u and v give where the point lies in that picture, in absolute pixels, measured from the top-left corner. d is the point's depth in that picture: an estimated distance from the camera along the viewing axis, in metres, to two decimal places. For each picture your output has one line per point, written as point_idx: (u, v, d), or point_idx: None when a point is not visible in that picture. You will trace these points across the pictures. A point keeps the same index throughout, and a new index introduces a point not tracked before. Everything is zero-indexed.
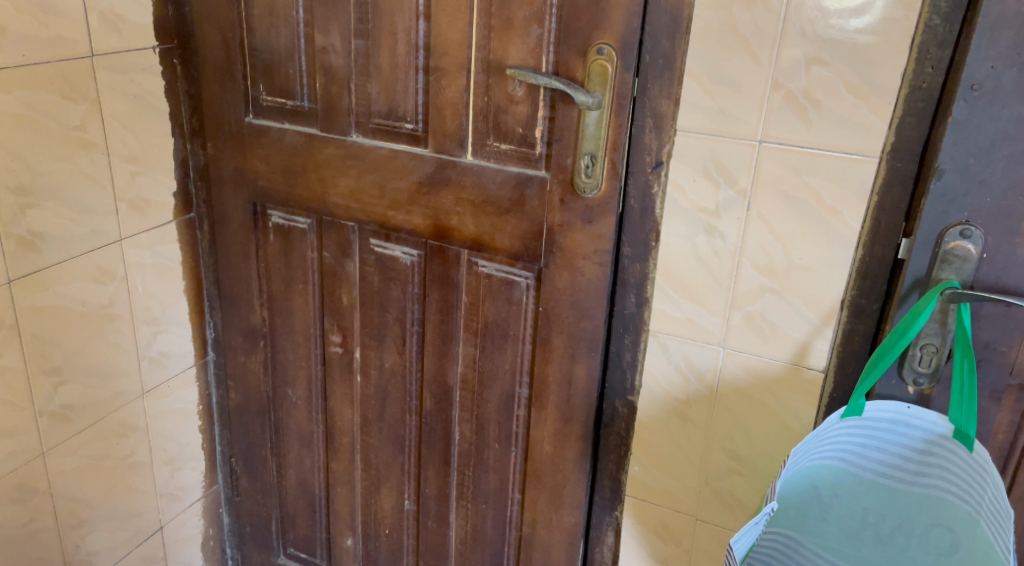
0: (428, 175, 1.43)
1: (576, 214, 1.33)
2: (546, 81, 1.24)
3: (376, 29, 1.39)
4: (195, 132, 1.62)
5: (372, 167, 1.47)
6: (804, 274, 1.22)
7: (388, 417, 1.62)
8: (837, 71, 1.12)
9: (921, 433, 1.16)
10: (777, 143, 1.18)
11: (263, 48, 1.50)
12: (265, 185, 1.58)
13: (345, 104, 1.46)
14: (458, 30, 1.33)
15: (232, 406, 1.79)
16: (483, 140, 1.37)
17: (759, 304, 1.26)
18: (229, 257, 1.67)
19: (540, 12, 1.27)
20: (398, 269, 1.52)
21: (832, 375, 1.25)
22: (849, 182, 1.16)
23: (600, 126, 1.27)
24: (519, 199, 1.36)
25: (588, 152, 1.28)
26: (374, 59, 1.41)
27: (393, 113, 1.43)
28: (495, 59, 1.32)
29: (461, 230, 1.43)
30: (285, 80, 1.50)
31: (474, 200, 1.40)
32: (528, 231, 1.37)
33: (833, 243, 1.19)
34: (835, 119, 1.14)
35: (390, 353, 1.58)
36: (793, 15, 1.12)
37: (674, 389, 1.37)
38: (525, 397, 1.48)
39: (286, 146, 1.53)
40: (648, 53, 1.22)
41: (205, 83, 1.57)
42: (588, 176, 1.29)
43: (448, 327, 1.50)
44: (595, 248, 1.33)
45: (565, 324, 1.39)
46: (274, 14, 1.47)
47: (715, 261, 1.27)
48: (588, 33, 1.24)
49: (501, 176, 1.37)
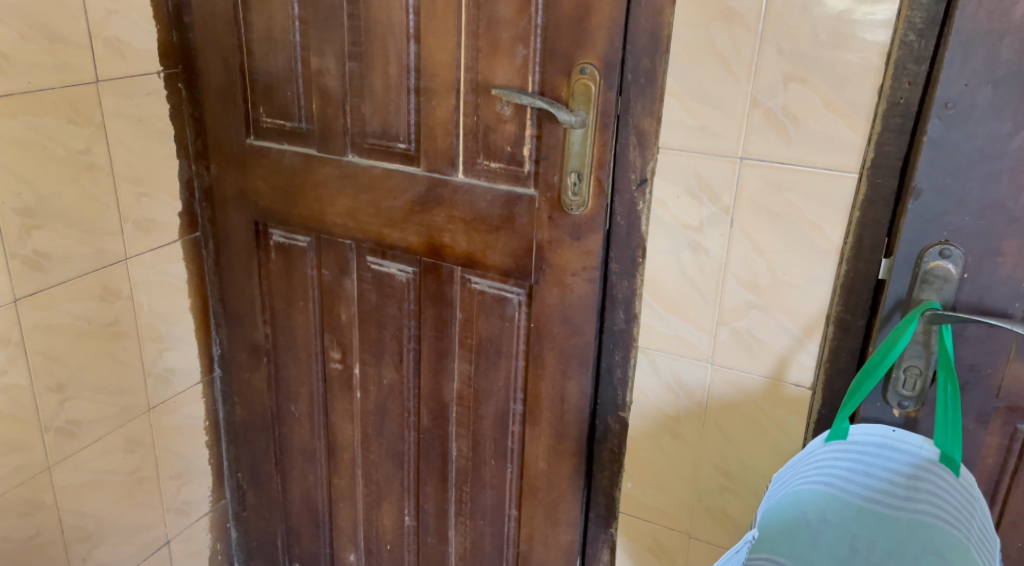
0: (421, 194, 1.45)
1: (565, 231, 1.34)
2: (530, 101, 1.26)
3: (369, 52, 1.42)
4: (199, 154, 1.66)
5: (367, 186, 1.50)
6: (789, 290, 1.21)
7: (388, 433, 1.64)
8: (815, 89, 1.12)
9: (908, 457, 1.12)
10: (758, 160, 1.18)
11: (262, 71, 1.54)
12: (265, 204, 1.61)
13: (340, 125, 1.49)
14: (447, 52, 1.35)
15: (238, 422, 1.81)
16: (474, 159, 1.39)
17: (745, 320, 1.25)
18: (232, 275, 1.70)
19: (525, 33, 1.29)
20: (395, 287, 1.54)
21: (819, 391, 1.23)
22: (829, 198, 1.15)
23: (585, 144, 1.28)
24: (509, 216, 1.38)
25: (574, 170, 1.30)
26: (368, 81, 1.44)
27: (386, 133, 1.46)
28: (483, 80, 1.34)
29: (453, 248, 1.45)
30: (284, 102, 1.54)
31: (466, 218, 1.42)
32: (519, 248, 1.39)
33: (816, 259, 1.18)
34: (815, 135, 1.14)
35: (387, 369, 1.60)
36: (770, 33, 1.13)
37: (663, 405, 1.36)
38: (519, 413, 1.49)
39: (286, 167, 1.57)
40: (630, 72, 1.24)
41: (208, 107, 1.61)
42: (575, 194, 1.31)
43: (443, 343, 1.52)
44: (584, 265, 1.34)
45: (556, 340, 1.40)
46: (273, 39, 1.50)
47: (701, 277, 1.27)
48: (571, 53, 1.25)
49: (491, 194, 1.39)
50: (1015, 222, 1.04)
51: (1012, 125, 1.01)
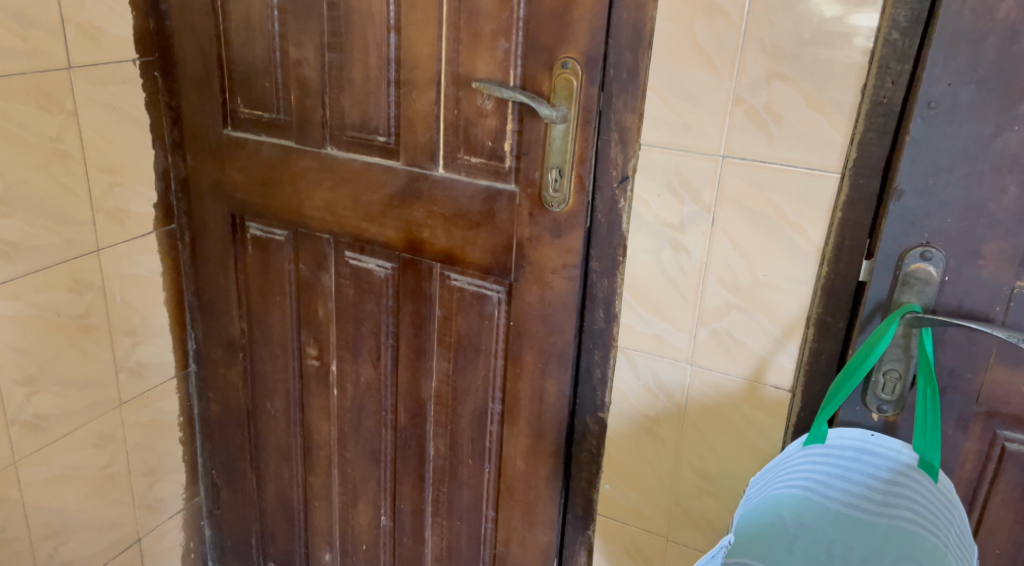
0: (401, 188, 1.43)
1: (545, 228, 1.32)
2: (511, 95, 1.25)
3: (348, 43, 1.40)
4: (175, 144, 1.63)
5: (346, 179, 1.48)
6: (768, 290, 1.18)
7: (364, 430, 1.62)
8: (798, 86, 1.10)
9: (886, 462, 1.11)
10: (739, 159, 1.16)
11: (241, 61, 1.51)
12: (243, 197, 1.59)
13: (319, 116, 1.47)
14: (427, 43, 1.33)
15: (213, 418, 1.79)
16: (454, 153, 1.37)
17: (725, 321, 1.23)
18: (209, 269, 1.68)
19: (506, 26, 1.26)
20: (373, 283, 1.52)
21: (798, 394, 1.21)
22: (810, 197, 1.13)
23: (566, 140, 1.26)
24: (489, 213, 1.37)
25: (555, 166, 1.28)
26: (347, 73, 1.42)
27: (366, 126, 1.44)
28: (464, 73, 1.32)
29: (433, 243, 1.43)
30: (262, 93, 1.51)
31: (445, 213, 1.40)
32: (498, 244, 1.37)
33: (796, 260, 1.16)
34: (797, 134, 1.12)
35: (365, 367, 1.58)
36: (753, 29, 1.11)
37: (642, 406, 1.33)
38: (497, 412, 1.47)
39: (263, 158, 1.54)
40: (613, 67, 1.22)
41: (184, 96, 1.58)
42: (556, 191, 1.29)
43: (421, 340, 1.50)
44: (564, 263, 1.32)
45: (535, 339, 1.39)
46: (251, 28, 1.48)
47: (681, 277, 1.24)
48: (552, 47, 1.23)
49: (472, 190, 1.37)
50: (996, 225, 1.02)
51: (993, 127, 0.99)
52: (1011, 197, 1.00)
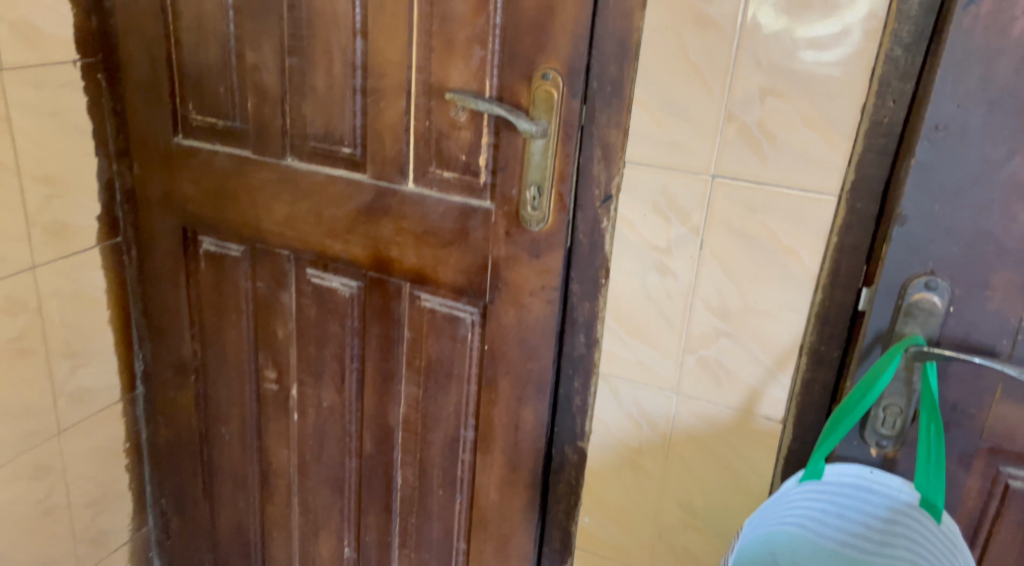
0: (367, 204, 1.35)
1: (523, 248, 1.25)
2: (488, 107, 1.17)
3: (310, 47, 1.30)
4: (120, 152, 1.54)
5: (307, 193, 1.39)
6: (760, 318, 1.11)
7: (327, 458, 1.53)
8: (793, 104, 1.03)
9: (886, 500, 1.05)
10: (730, 178, 1.09)
11: (192, 65, 1.41)
12: (195, 210, 1.50)
13: (278, 125, 1.37)
14: (397, 50, 1.24)
15: (163, 444, 1.69)
16: (425, 167, 1.29)
17: (713, 349, 1.16)
18: (159, 285, 1.59)
19: (482, 33, 1.18)
20: (337, 303, 1.44)
21: (790, 426, 1.14)
22: (804, 220, 1.06)
23: (546, 156, 1.18)
24: (462, 231, 1.29)
25: (534, 183, 1.20)
26: (309, 80, 1.32)
27: (329, 136, 1.34)
28: (436, 82, 1.24)
29: (402, 262, 1.36)
30: (216, 99, 1.41)
31: (415, 230, 1.32)
32: (472, 264, 1.30)
33: (790, 286, 1.09)
34: (792, 155, 1.05)
35: (327, 392, 1.50)
36: (746, 42, 1.03)
37: (624, 436, 1.26)
38: (470, 440, 1.40)
39: (217, 169, 1.45)
40: (596, 79, 1.14)
41: (130, 101, 1.48)
42: (534, 209, 1.21)
43: (389, 365, 1.43)
44: (543, 284, 1.25)
45: (511, 364, 1.31)
46: (203, 29, 1.38)
47: (668, 302, 1.17)
48: (531, 56, 1.16)
49: (444, 206, 1.29)
50: (1005, 254, 0.96)
51: (1005, 151, 0.94)
52: (1021, 224, 0.95)
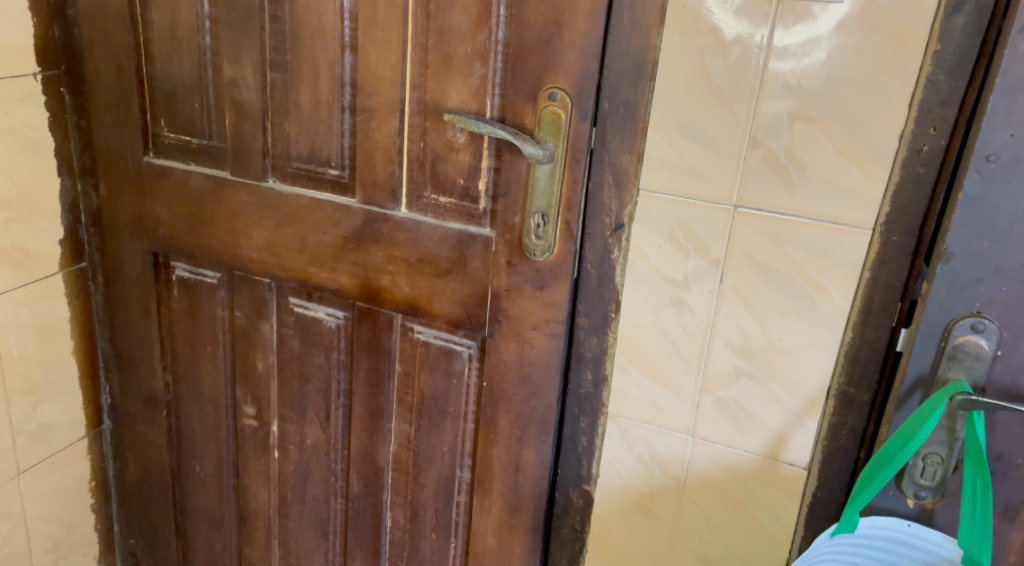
0: (356, 230, 1.25)
1: (525, 279, 1.17)
2: (490, 129, 1.07)
3: (295, 62, 1.21)
4: (86, 171, 1.43)
5: (290, 217, 1.29)
6: (784, 358, 1.04)
7: (310, 498, 1.44)
8: (824, 130, 0.95)
9: (922, 555, 0.98)
10: (754, 209, 1.00)
11: (164, 79, 1.31)
12: (168, 234, 1.40)
13: (259, 145, 1.27)
14: (390, 65, 1.15)
15: (131, 482, 1.61)
16: (419, 192, 1.21)
17: (733, 390, 1.08)
18: (127, 315, 1.50)
19: (483, 49, 1.09)
20: (322, 334, 1.35)
21: (815, 472, 1.07)
22: (834, 254, 0.98)
23: (552, 182, 1.10)
24: (460, 259, 1.20)
25: (539, 210, 1.12)
26: (293, 96, 1.23)
27: (315, 157, 1.25)
28: (432, 100, 1.14)
29: (393, 292, 1.26)
30: (190, 115, 1.31)
31: (409, 258, 1.23)
32: (470, 295, 1.21)
33: (818, 325, 1.01)
34: (822, 184, 0.97)
35: (311, 429, 1.41)
36: (773, 63, 0.96)
37: (635, 480, 1.18)
38: (466, 482, 1.31)
39: (191, 191, 1.35)
40: (607, 100, 1.05)
41: (96, 117, 1.38)
42: (539, 238, 1.13)
43: (378, 401, 1.34)
44: (547, 318, 1.17)
45: (512, 402, 1.23)
46: (177, 41, 1.28)
47: (684, 339, 1.09)
48: (538, 74, 1.07)
49: (440, 234, 1.20)
50: None
51: None
52: None
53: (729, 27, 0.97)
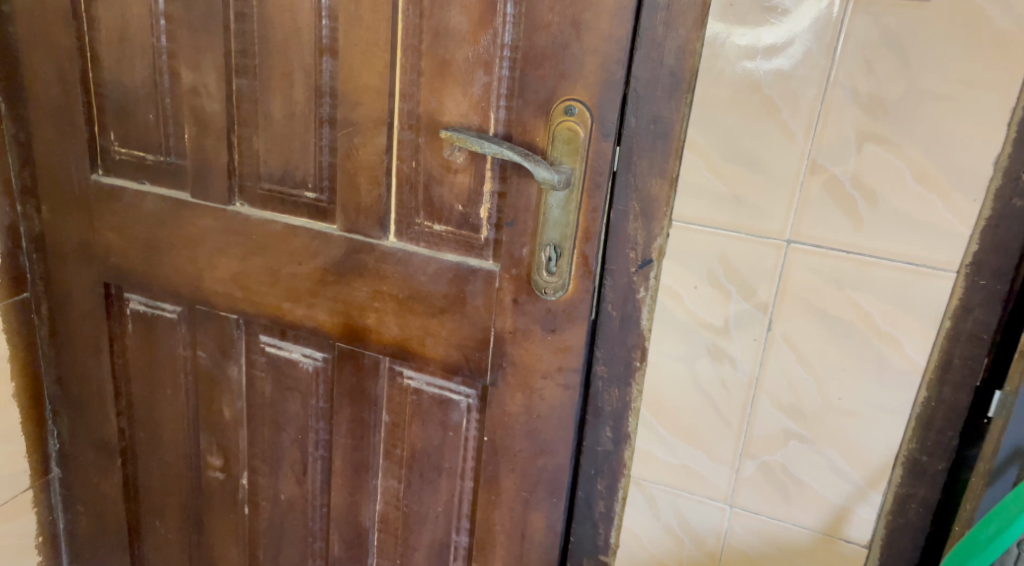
0: (336, 261, 1.09)
1: (534, 320, 1.00)
2: (495, 150, 0.90)
3: (264, 67, 1.04)
4: (27, 190, 1.25)
5: (260, 245, 1.12)
6: (844, 420, 0.88)
7: (285, 560, 1.28)
8: (903, 154, 0.81)
9: None
10: (812, 245, 0.85)
11: (113, 86, 1.14)
12: (119, 261, 1.22)
13: (224, 162, 1.10)
14: (375, 72, 0.98)
15: (85, 536, 1.46)
16: (409, 218, 1.04)
17: (780, 455, 0.92)
18: (76, 352, 1.33)
19: (486, 54, 0.93)
20: (298, 378, 1.19)
21: (877, 551, 0.91)
22: (908, 301, 0.83)
23: (568, 210, 0.93)
24: (457, 297, 1.04)
25: (551, 242, 0.95)
26: (263, 107, 1.06)
27: (288, 177, 1.08)
28: (425, 113, 0.98)
29: (380, 333, 1.10)
30: (144, 128, 1.14)
31: (398, 294, 1.07)
32: (469, 338, 1.05)
33: (886, 383, 0.86)
34: (897, 218, 0.82)
35: (286, 483, 1.24)
36: (842, 73, 0.81)
37: (661, 553, 1.02)
38: (463, 546, 1.14)
39: (147, 214, 1.17)
40: (633, 114, 0.89)
41: (37, 129, 1.20)
42: (551, 274, 0.97)
43: (362, 454, 1.17)
44: (559, 365, 1.01)
45: (517, 460, 1.06)
46: (127, 42, 1.10)
47: (723, 395, 0.93)
48: (552, 83, 0.90)
49: (434, 267, 1.03)
50: None
51: None
52: None
53: (778, 25, 0.82)
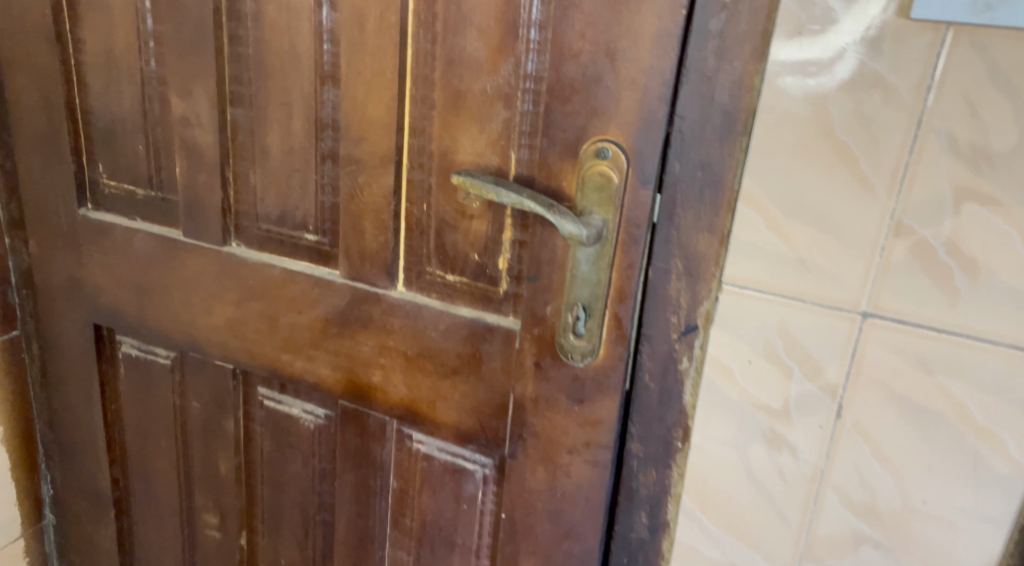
0: (339, 311, 0.97)
1: (559, 388, 0.87)
2: (514, 198, 0.77)
3: (261, 95, 0.93)
4: (13, 223, 1.15)
5: (256, 291, 1.01)
6: (929, 526, 0.75)
7: None
8: (1010, 217, 0.68)
9: None
10: (893, 319, 0.72)
11: (101, 113, 1.03)
12: (108, 303, 1.12)
13: (217, 200, 0.99)
14: (381, 104, 0.86)
15: None
16: (419, 265, 0.92)
17: (849, 561, 0.78)
18: (67, 396, 1.24)
19: (507, 86, 0.80)
20: (298, 436, 1.08)
21: None
22: (1011, 391, 0.71)
23: (599, 266, 0.80)
24: (472, 357, 0.91)
25: (579, 301, 0.82)
26: (260, 139, 0.95)
27: (287, 218, 0.97)
28: (438, 151, 0.85)
29: (387, 392, 0.98)
30: (134, 160, 1.03)
31: (406, 351, 0.94)
32: (485, 404, 0.92)
33: (982, 485, 0.73)
34: (999, 292, 0.70)
35: (287, 547, 1.13)
36: (935, 118, 0.68)
37: None
38: None
39: (137, 253, 1.07)
40: (677, 159, 0.76)
41: (22, 157, 1.10)
42: (579, 337, 0.84)
43: (367, 523, 1.06)
44: (588, 440, 0.87)
45: (538, 542, 0.93)
46: (115, 66, 1.00)
47: (781, 489, 0.79)
48: (582, 120, 0.77)
49: (447, 322, 0.91)
50: None
51: None
52: None
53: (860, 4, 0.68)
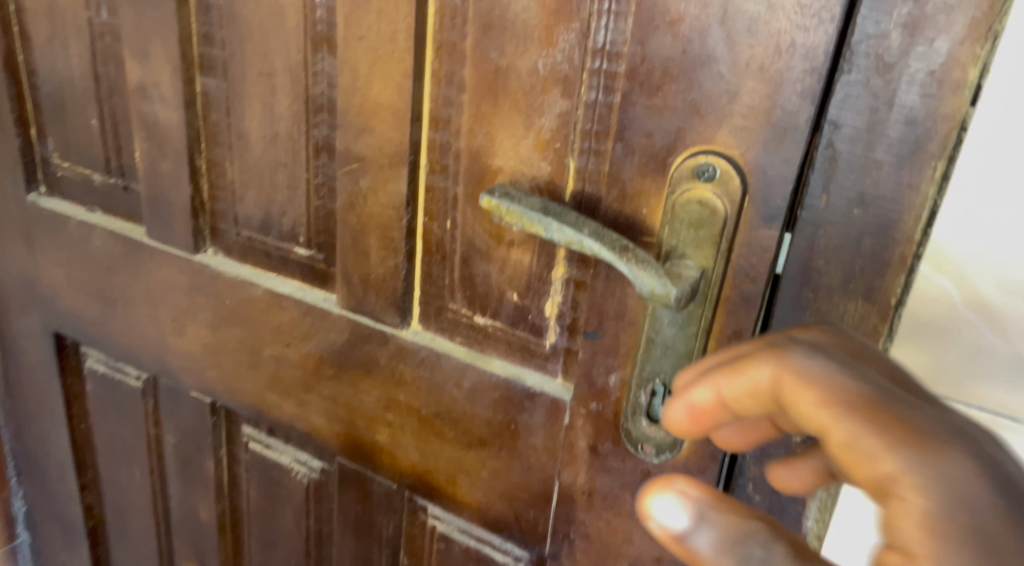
0: (336, 350, 0.73)
1: (623, 482, 0.63)
2: (573, 238, 0.53)
3: (236, 62, 0.69)
4: None
5: (235, 314, 0.78)
6: None
7: None
8: None
9: None
10: None
11: (49, 74, 0.81)
12: (66, 310, 0.90)
13: (186, 194, 0.76)
14: (390, 81, 0.61)
15: None
16: (439, 300, 0.67)
17: None
18: (30, 409, 1.04)
19: (567, 65, 0.55)
20: (289, 489, 0.85)
21: None
22: None
23: (690, 332, 0.55)
24: (506, 428, 0.67)
25: (658, 376, 0.58)
26: (237, 120, 0.71)
27: (272, 223, 0.74)
28: (467, 151, 0.61)
29: (395, 455, 0.74)
30: (90, 136, 0.81)
31: (420, 409, 0.71)
32: (520, 488, 0.68)
33: None
34: None
35: None
36: None
37: None
38: None
39: (94, 254, 0.85)
40: (826, 188, 0.51)
41: None
42: (655, 424, 0.59)
43: None
44: (659, 554, 0.64)
45: None
46: (63, 15, 0.77)
47: None
48: (677, 122, 0.53)
49: (473, 380, 0.67)
50: None
51: None
52: None
53: None
